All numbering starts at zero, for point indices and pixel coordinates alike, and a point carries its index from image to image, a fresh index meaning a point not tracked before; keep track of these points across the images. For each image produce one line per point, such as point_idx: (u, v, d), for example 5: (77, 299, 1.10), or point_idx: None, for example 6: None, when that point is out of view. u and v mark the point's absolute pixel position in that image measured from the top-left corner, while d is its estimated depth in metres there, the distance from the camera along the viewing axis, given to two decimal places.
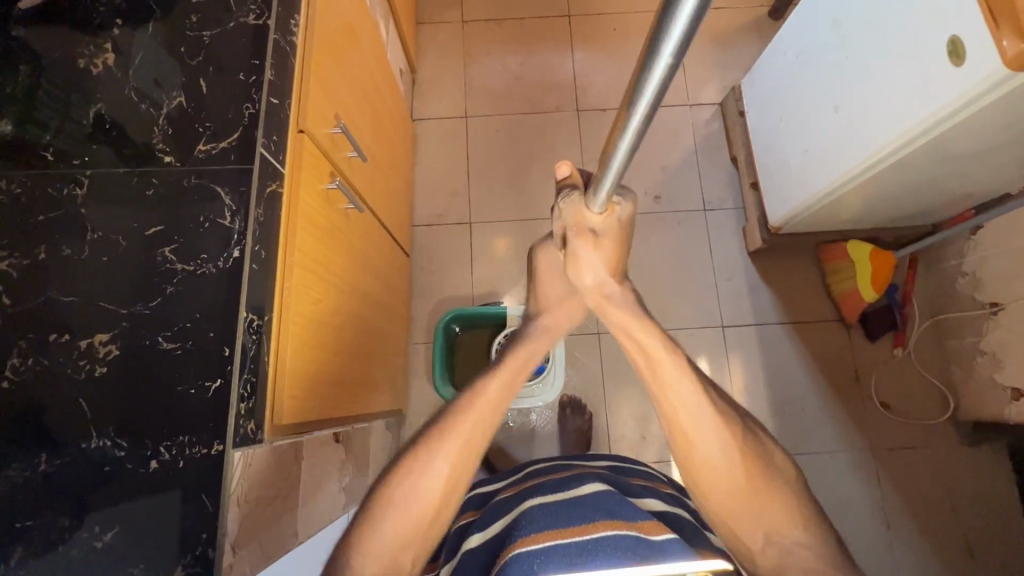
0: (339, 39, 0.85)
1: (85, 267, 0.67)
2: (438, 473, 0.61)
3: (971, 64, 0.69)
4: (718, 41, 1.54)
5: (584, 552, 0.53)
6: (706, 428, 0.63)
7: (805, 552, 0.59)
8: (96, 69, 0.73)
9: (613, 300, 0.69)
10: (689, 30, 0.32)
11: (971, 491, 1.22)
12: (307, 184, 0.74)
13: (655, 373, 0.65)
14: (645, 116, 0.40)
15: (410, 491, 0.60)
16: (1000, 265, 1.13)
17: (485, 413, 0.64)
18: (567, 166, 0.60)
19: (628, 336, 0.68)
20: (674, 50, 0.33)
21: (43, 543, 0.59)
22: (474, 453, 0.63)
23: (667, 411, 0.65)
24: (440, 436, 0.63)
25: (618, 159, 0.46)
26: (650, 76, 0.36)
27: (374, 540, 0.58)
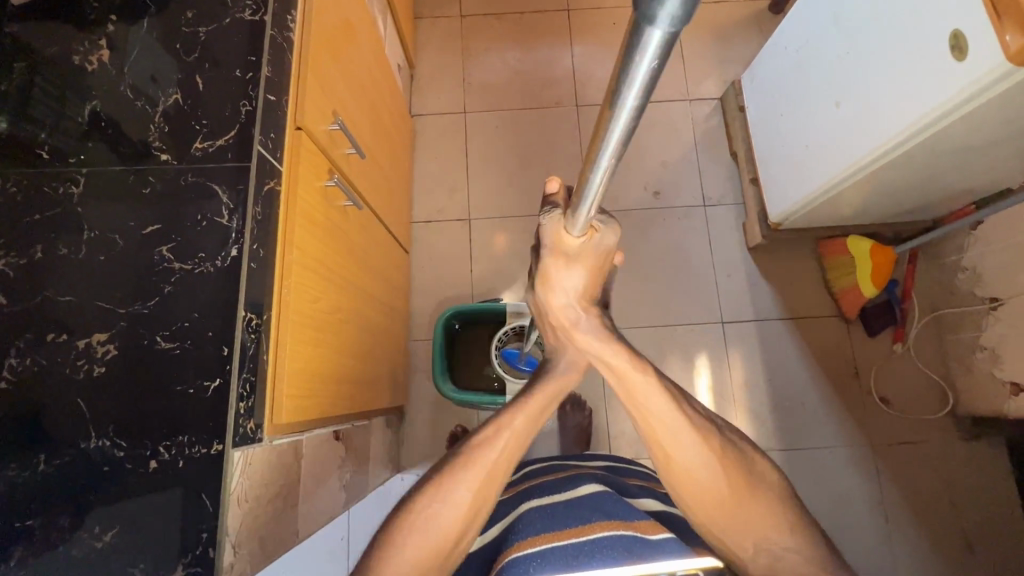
0: (336, 35, 0.85)
1: (81, 266, 0.66)
2: (460, 501, 0.57)
3: (974, 59, 0.68)
4: (717, 35, 1.53)
5: (581, 555, 0.54)
6: (685, 438, 0.60)
7: (793, 557, 0.58)
8: (91, 66, 0.73)
9: (580, 328, 0.64)
10: (654, 72, 0.30)
11: (970, 486, 1.23)
12: (304, 182, 0.74)
13: (627, 385, 0.62)
14: (615, 154, 0.39)
15: (429, 518, 0.56)
16: (1000, 260, 1.13)
17: (511, 442, 0.60)
18: (557, 182, 0.56)
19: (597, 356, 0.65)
20: (639, 92, 0.32)
21: (43, 543, 0.58)
22: (497, 483, 0.59)
23: (644, 425, 0.62)
24: (462, 465, 0.58)
25: (591, 191, 0.44)
26: (619, 113, 0.34)
27: (390, 569, 0.53)
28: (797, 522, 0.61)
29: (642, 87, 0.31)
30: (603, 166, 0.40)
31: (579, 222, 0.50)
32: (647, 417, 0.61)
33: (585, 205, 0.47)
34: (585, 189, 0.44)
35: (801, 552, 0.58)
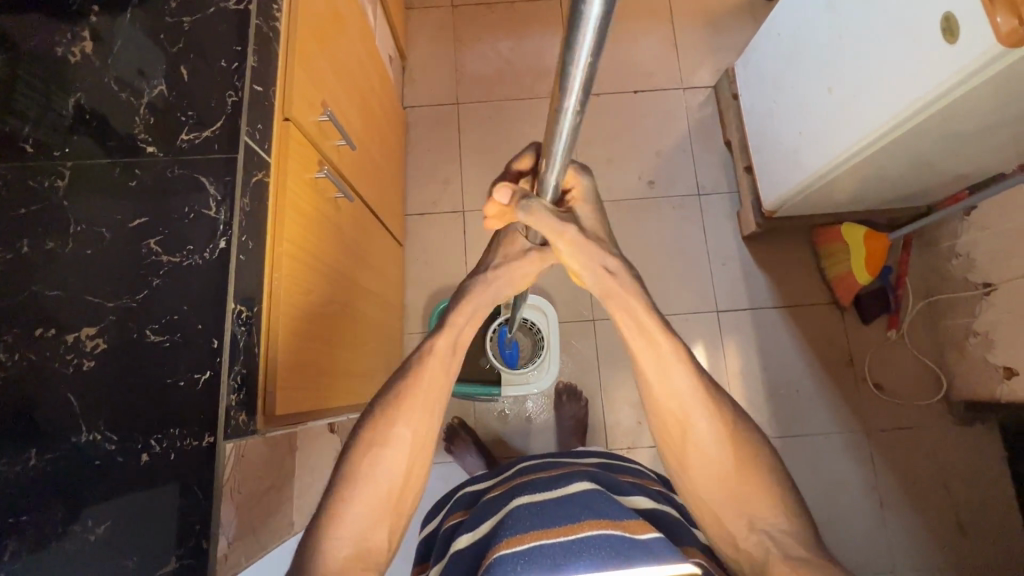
0: (324, 24, 0.84)
1: (69, 260, 0.66)
2: (401, 440, 0.58)
3: (965, 42, 0.68)
4: (711, 22, 1.52)
5: (568, 555, 0.54)
6: (697, 415, 0.61)
7: (790, 539, 0.58)
8: (75, 58, 0.72)
9: (618, 279, 0.62)
10: (607, 6, 0.31)
11: (965, 470, 1.23)
12: (294, 173, 0.73)
13: (654, 358, 0.61)
14: (582, 96, 0.39)
15: (373, 464, 0.57)
16: (993, 245, 1.13)
17: (436, 369, 0.62)
18: (502, 188, 0.56)
19: (633, 314, 0.62)
20: (596, 29, 0.32)
21: (39, 536, 0.59)
22: (433, 410, 0.61)
23: (662, 400, 0.62)
24: (399, 401, 0.60)
25: (560, 141, 0.44)
26: (579, 49, 0.34)
27: (341, 521, 0.55)
28: (792, 506, 0.60)
29: (598, 23, 0.32)
30: (569, 112, 0.41)
31: (553, 179, 0.52)
32: (670, 390, 0.61)
33: (557, 155, 0.47)
34: (556, 141, 0.45)
35: (796, 534, 0.58)
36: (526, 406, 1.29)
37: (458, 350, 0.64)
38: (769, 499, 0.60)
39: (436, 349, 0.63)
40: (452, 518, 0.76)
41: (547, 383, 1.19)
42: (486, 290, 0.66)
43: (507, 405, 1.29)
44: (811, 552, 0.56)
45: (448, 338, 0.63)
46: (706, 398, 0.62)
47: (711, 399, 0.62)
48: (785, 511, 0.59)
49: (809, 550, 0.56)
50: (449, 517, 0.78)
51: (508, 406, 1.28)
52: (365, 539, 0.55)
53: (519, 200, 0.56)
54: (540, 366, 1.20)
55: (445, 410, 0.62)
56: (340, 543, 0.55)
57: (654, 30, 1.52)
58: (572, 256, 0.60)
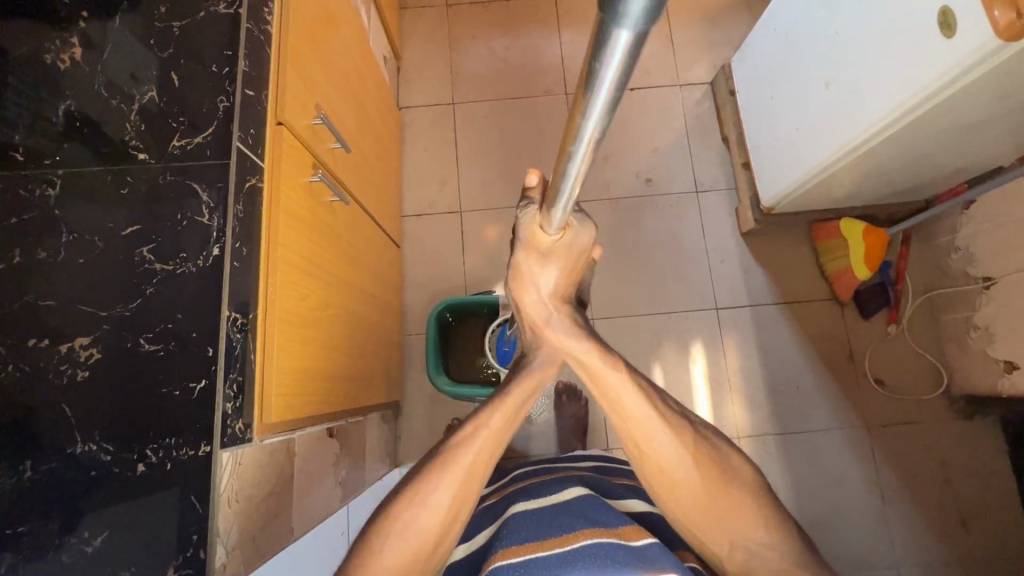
0: (317, 27, 0.83)
1: (62, 269, 0.65)
2: (438, 505, 0.57)
3: (962, 36, 0.67)
4: (707, 18, 1.51)
5: (564, 564, 0.53)
6: (656, 434, 0.60)
7: (768, 553, 0.58)
8: (64, 64, 0.71)
9: (550, 324, 0.65)
10: (625, 67, 0.29)
11: (966, 465, 1.23)
12: (288, 178, 0.73)
13: (600, 386, 0.63)
14: (593, 144, 0.38)
15: (405, 527, 0.56)
16: (992, 239, 1.12)
17: (491, 441, 0.60)
18: (536, 177, 0.57)
19: (568, 354, 0.65)
20: (612, 85, 0.31)
21: (33, 549, 0.58)
22: (476, 480, 0.60)
23: (618, 424, 0.62)
24: (439, 467, 0.59)
25: (570, 186, 0.43)
26: (595, 100, 0.32)
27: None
28: (774, 520, 0.60)
29: (615, 81, 0.30)
30: (580, 157, 0.39)
31: (555, 222, 0.51)
32: (622, 414, 0.61)
33: (564, 198, 0.45)
34: (563, 184, 0.43)
35: (779, 549, 0.58)
36: None
37: (515, 420, 0.63)
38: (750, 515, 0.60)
39: (495, 419, 0.61)
40: None
41: None
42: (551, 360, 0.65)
43: None
44: (792, 564, 0.57)
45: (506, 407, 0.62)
46: (661, 416, 0.61)
47: (664, 416, 0.61)
48: (763, 521, 0.59)
49: (792, 562, 0.57)
50: None
51: None
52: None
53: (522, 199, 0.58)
54: None
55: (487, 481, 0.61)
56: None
57: None
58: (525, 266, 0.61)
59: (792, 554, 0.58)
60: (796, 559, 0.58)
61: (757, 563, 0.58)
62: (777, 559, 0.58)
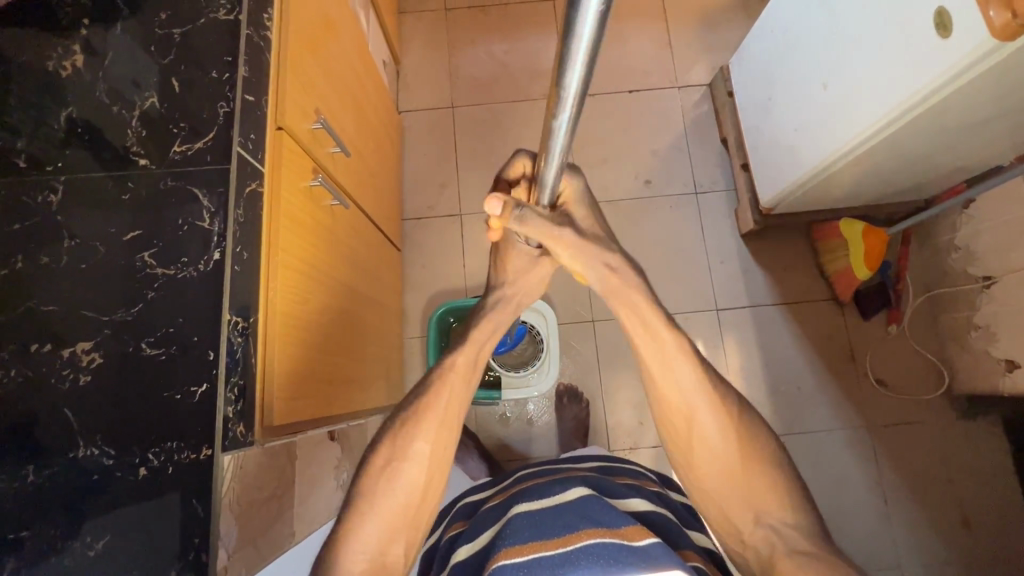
0: (317, 32, 0.84)
1: (64, 274, 0.66)
2: (419, 455, 0.62)
3: (958, 37, 0.68)
4: (705, 20, 1.52)
5: (567, 565, 0.53)
6: (702, 411, 0.63)
7: (797, 533, 0.58)
8: (66, 71, 0.72)
9: (619, 273, 0.65)
10: (598, 29, 0.32)
11: (968, 464, 1.23)
12: (288, 183, 0.73)
13: (657, 349, 0.64)
14: (575, 109, 0.40)
15: (392, 478, 0.60)
16: (992, 238, 1.12)
17: (456, 387, 0.66)
18: (495, 198, 0.57)
19: (639, 309, 0.65)
20: (589, 40, 0.33)
21: (38, 553, 0.58)
22: (450, 428, 0.65)
23: (665, 396, 0.64)
24: (416, 418, 0.63)
25: (557, 150, 0.46)
26: (573, 59, 0.34)
27: (361, 534, 0.58)
28: (796, 502, 0.61)
29: (590, 39, 0.33)
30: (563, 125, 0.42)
31: (547, 189, 0.55)
32: (675, 388, 0.63)
33: (554, 161, 0.48)
34: (552, 148, 0.46)
35: (802, 529, 0.59)
36: (527, 409, 1.28)
37: (476, 368, 0.69)
38: (774, 492, 0.61)
39: (457, 365, 0.67)
40: (451, 529, 0.75)
41: (547, 386, 1.19)
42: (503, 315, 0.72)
43: (508, 408, 1.28)
44: (813, 546, 0.57)
45: (469, 354, 0.68)
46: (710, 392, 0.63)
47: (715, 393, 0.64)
48: (788, 502, 0.60)
49: (812, 542, 0.57)
50: (449, 526, 0.78)
51: (509, 408, 1.28)
52: (383, 551, 0.58)
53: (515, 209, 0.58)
54: (540, 370, 1.20)
55: (461, 430, 0.66)
56: (357, 557, 0.57)
57: (648, 29, 1.52)
58: (570, 256, 0.63)
59: (813, 535, 0.58)
60: (819, 543, 0.57)
61: (779, 542, 0.58)
62: (803, 540, 0.57)
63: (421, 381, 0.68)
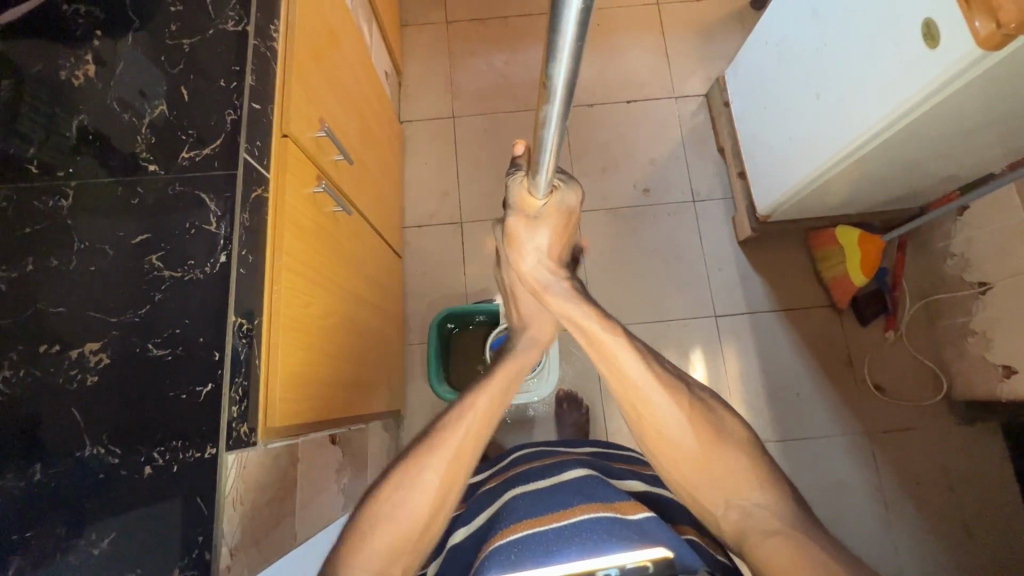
0: (322, 43, 0.86)
1: (73, 277, 0.67)
2: (428, 485, 0.60)
3: (946, 45, 0.69)
4: (701, 32, 1.55)
5: (561, 540, 0.54)
6: (654, 399, 0.64)
7: (764, 513, 0.57)
8: (78, 80, 0.74)
9: (551, 290, 0.74)
10: (580, 30, 0.34)
11: (967, 470, 1.23)
12: (292, 189, 0.75)
13: (601, 352, 0.68)
14: (564, 104, 0.41)
15: (396, 505, 0.58)
16: (987, 245, 1.14)
17: (475, 424, 0.65)
18: (521, 146, 0.68)
19: (568, 317, 0.72)
20: (575, 33, 0.34)
21: (43, 551, 0.59)
22: (464, 463, 0.63)
23: (617, 385, 0.67)
24: (428, 448, 0.62)
25: (548, 146, 0.47)
26: (560, 52, 0.35)
27: (360, 558, 0.55)
28: (770, 484, 0.60)
29: (576, 31, 0.34)
30: (554, 123, 0.44)
31: (541, 187, 0.56)
32: (622, 378, 0.66)
33: (545, 161, 0.50)
34: (542, 143, 0.47)
35: (774, 510, 0.58)
36: (527, 414, 1.29)
37: (497, 409, 0.68)
38: (749, 475, 0.60)
39: (479, 403, 0.66)
40: None
41: (547, 390, 1.20)
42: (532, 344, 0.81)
43: (509, 414, 1.29)
44: (782, 523, 0.56)
45: (489, 395, 0.68)
46: (659, 380, 0.66)
47: (662, 379, 0.66)
48: (759, 483, 0.60)
49: (787, 522, 0.56)
50: None
51: (509, 415, 1.29)
52: None
53: (511, 167, 0.68)
54: (539, 376, 1.20)
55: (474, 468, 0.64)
56: None
57: (645, 41, 1.55)
58: (519, 228, 0.71)
59: (785, 515, 0.57)
60: (790, 522, 0.56)
61: (752, 522, 0.57)
62: (774, 520, 0.57)
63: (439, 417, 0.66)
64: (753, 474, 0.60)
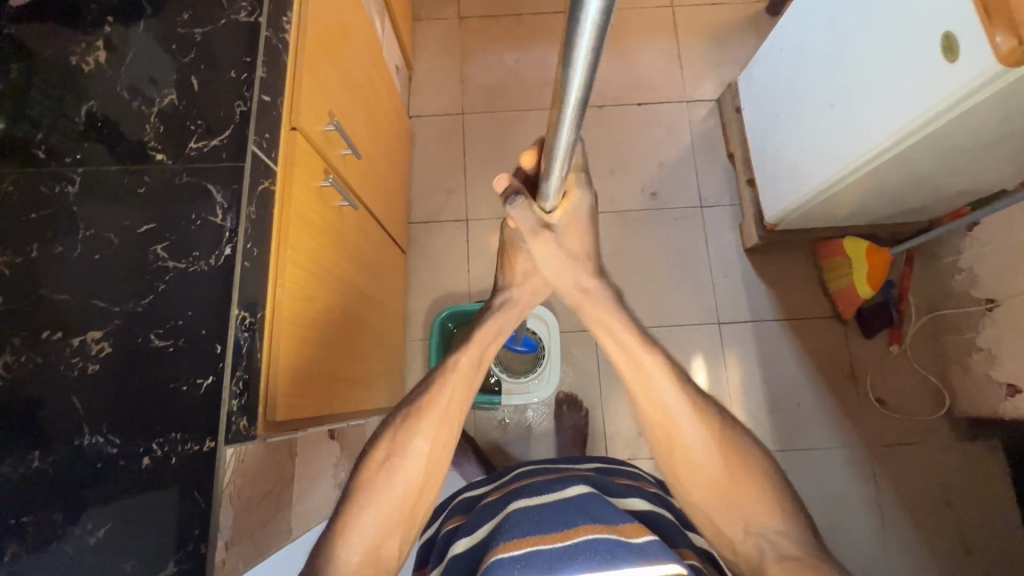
0: (333, 36, 0.85)
1: (78, 264, 0.67)
2: (420, 452, 0.62)
3: (965, 62, 0.69)
4: (714, 36, 1.54)
5: (564, 559, 0.54)
6: (684, 423, 0.64)
7: (784, 541, 0.58)
8: (88, 66, 0.74)
9: (591, 295, 0.68)
10: (595, 41, 0.33)
11: (966, 487, 1.23)
12: (300, 182, 0.75)
13: (637, 373, 0.66)
14: (578, 108, 0.40)
15: (391, 473, 0.60)
16: (996, 261, 1.13)
17: (459, 387, 0.66)
18: (504, 179, 0.56)
19: (610, 331, 0.68)
20: (591, 39, 0.33)
21: (40, 538, 0.59)
22: (450, 425, 0.65)
23: (648, 406, 0.66)
24: (417, 414, 0.63)
25: (558, 156, 0.46)
26: (574, 61, 0.35)
27: (357, 527, 0.57)
28: (791, 511, 0.60)
29: (593, 34, 0.33)
30: (567, 129, 0.43)
31: (549, 194, 0.53)
32: (655, 399, 0.65)
33: (555, 168, 0.48)
34: (553, 151, 0.46)
35: (793, 538, 0.58)
36: (527, 415, 1.29)
37: (479, 367, 0.69)
38: (764, 489, 0.61)
39: (461, 366, 0.68)
40: (450, 522, 0.75)
41: (547, 392, 1.20)
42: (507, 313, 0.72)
43: (507, 414, 1.29)
44: (802, 551, 0.56)
45: (471, 355, 0.68)
46: (691, 403, 0.65)
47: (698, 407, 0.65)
48: (781, 512, 0.60)
49: (802, 549, 0.56)
50: (446, 521, 0.77)
51: (508, 415, 1.28)
52: (379, 547, 0.57)
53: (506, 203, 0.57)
54: (539, 376, 1.21)
55: (461, 428, 0.67)
56: (353, 550, 0.56)
57: (658, 43, 1.54)
58: (542, 254, 0.64)
59: (802, 540, 0.57)
60: (807, 546, 0.57)
61: (767, 548, 0.58)
62: None
63: (423, 378, 0.68)
64: (769, 488, 0.61)
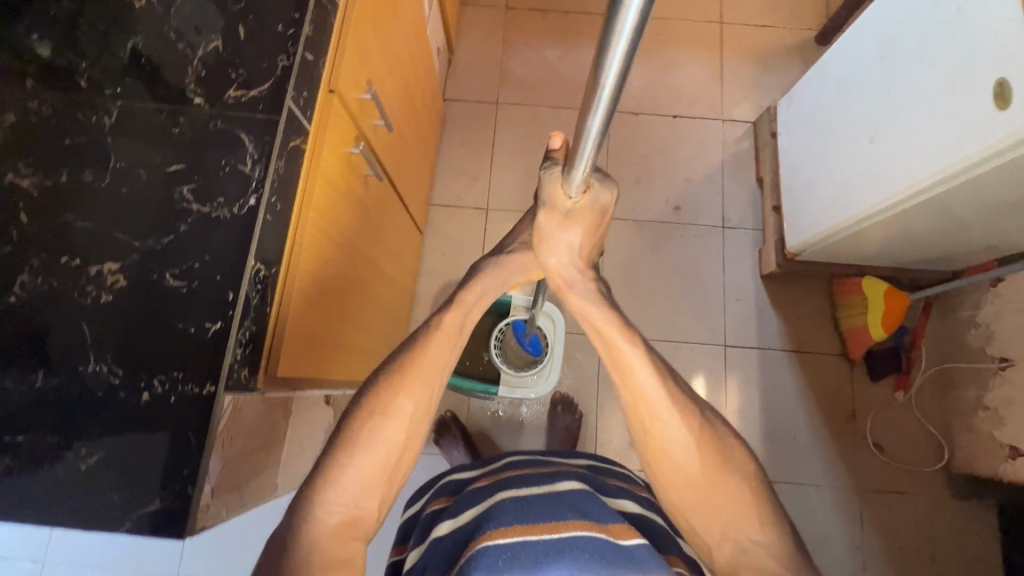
0: (382, 7, 0.86)
1: (104, 195, 0.68)
2: (403, 412, 0.60)
3: (1014, 108, 0.67)
4: (759, 59, 1.52)
5: (551, 554, 0.53)
6: (665, 417, 0.60)
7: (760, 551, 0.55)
8: (139, 4, 0.74)
9: (575, 290, 0.68)
10: (640, 20, 0.33)
11: (954, 543, 1.21)
12: (330, 145, 0.75)
13: (617, 365, 0.64)
14: (612, 96, 0.40)
15: (375, 432, 0.58)
16: (1016, 320, 1.11)
17: (441, 347, 0.64)
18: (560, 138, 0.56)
19: (590, 322, 0.67)
20: (634, 23, 0.33)
21: (32, 457, 0.60)
22: (434, 387, 0.63)
23: (627, 396, 0.63)
24: (401, 374, 0.62)
25: (587, 144, 0.46)
26: (612, 47, 0.35)
27: (337, 485, 0.56)
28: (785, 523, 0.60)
29: (636, 19, 0.32)
30: (598, 118, 0.42)
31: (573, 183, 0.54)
32: (636, 393, 0.62)
33: (581, 155, 0.48)
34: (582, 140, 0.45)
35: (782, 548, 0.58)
36: (520, 410, 1.29)
37: (463, 332, 0.67)
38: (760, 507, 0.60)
39: (444, 325, 0.66)
40: (436, 503, 0.75)
41: (545, 389, 1.20)
42: (500, 271, 0.70)
43: (501, 406, 1.29)
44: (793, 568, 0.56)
45: (456, 316, 0.66)
46: (673, 399, 0.61)
47: (673, 393, 0.62)
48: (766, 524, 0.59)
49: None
50: (432, 500, 0.77)
51: (502, 407, 1.29)
52: (358, 506, 0.56)
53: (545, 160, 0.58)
54: (540, 373, 1.20)
55: (444, 390, 0.65)
56: (332, 510, 0.55)
57: (701, 59, 1.53)
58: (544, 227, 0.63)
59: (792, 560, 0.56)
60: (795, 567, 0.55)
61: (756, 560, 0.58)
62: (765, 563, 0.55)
63: (409, 338, 0.66)
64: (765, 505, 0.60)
